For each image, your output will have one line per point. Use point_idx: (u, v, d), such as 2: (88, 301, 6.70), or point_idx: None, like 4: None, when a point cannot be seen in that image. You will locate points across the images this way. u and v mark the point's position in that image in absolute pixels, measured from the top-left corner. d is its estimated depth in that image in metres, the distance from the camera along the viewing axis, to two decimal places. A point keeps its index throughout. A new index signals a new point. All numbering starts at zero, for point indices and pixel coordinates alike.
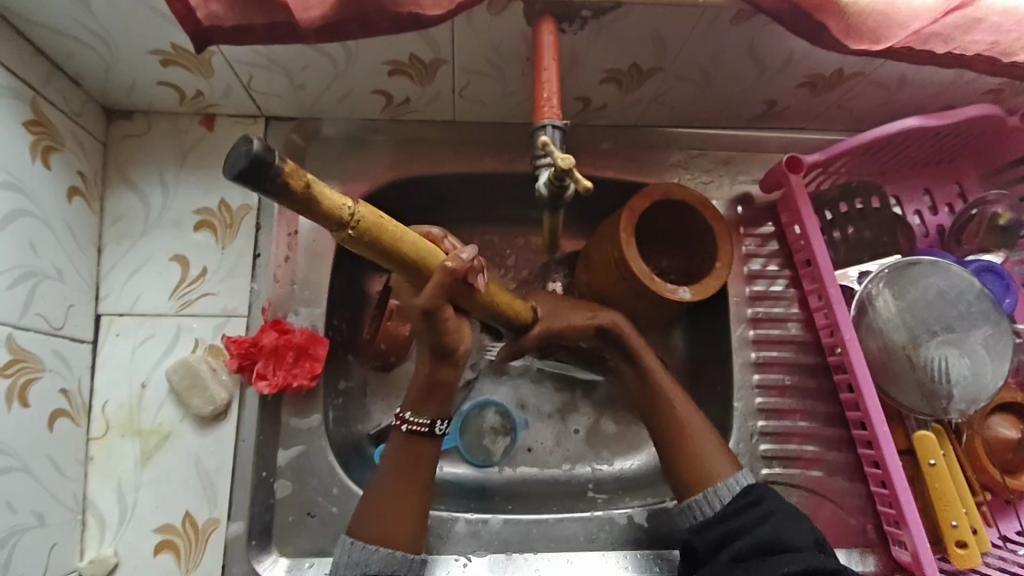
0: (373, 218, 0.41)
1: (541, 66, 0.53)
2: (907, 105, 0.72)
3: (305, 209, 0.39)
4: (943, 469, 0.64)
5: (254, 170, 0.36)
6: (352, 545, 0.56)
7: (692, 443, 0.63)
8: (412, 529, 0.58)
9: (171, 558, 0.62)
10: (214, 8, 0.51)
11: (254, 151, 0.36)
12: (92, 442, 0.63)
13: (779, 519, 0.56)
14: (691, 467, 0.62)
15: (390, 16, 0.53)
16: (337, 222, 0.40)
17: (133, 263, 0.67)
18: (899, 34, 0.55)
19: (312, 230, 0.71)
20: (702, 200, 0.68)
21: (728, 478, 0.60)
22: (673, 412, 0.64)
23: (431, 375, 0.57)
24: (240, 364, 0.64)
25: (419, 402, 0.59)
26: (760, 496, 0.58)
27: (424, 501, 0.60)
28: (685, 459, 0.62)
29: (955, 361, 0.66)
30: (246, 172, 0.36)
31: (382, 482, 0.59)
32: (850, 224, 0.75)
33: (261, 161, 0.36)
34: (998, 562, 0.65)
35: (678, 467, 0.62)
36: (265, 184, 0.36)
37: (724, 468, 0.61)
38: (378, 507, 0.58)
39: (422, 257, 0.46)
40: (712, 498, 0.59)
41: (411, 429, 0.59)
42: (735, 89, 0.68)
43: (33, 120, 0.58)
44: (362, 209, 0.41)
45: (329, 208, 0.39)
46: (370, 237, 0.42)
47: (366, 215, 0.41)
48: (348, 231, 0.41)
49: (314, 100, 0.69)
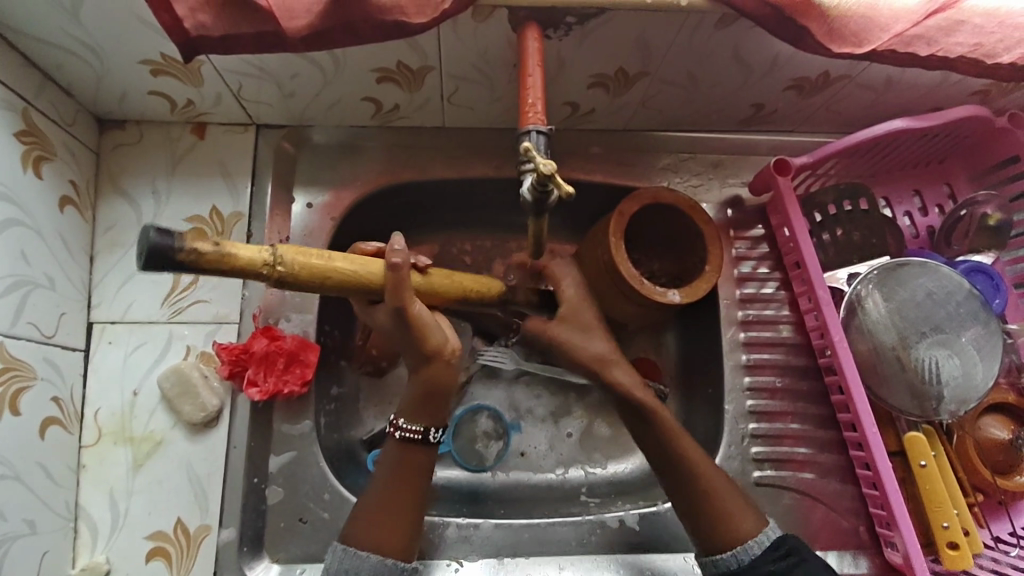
0: (292, 254, 0.46)
1: (525, 72, 0.53)
2: (894, 107, 0.72)
3: (223, 270, 0.44)
4: (933, 470, 0.64)
5: (153, 255, 0.41)
6: (343, 552, 0.55)
7: (719, 493, 0.61)
8: (405, 539, 0.57)
9: (163, 564, 0.62)
10: (201, 18, 0.51)
11: (147, 243, 0.41)
12: (84, 449, 0.64)
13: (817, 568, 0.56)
14: (729, 520, 0.59)
15: (375, 24, 0.53)
16: (257, 270, 0.45)
17: (125, 270, 0.67)
18: (882, 36, 0.55)
19: (302, 235, 0.71)
20: (690, 202, 0.69)
21: (758, 531, 0.59)
22: (683, 453, 0.62)
23: (424, 383, 0.59)
24: (231, 370, 0.65)
25: (413, 409, 0.60)
26: (791, 544, 0.58)
27: (417, 512, 0.59)
28: (723, 511, 0.60)
29: (945, 362, 0.67)
30: (154, 257, 0.42)
31: (372, 496, 0.58)
32: (840, 226, 0.74)
33: (155, 242, 0.41)
34: (990, 564, 0.65)
35: (713, 516, 0.60)
36: (172, 257, 0.42)
37: (755, 522, 0.59)
38: (369, 515, 0.57)
39: (362, 274, 0.50)
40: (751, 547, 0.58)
41: (403, 436, 0.60)
42: (722, 92, 0.68)
43: (24, 130, 0.58)
44: (276, 249, 0.46)
45: (239, 263, 0.44)
46: (292, 270, 0.46)
47: (284, 255, 0.46)
48: (276, 271, 0.46)
49: (304, 107, 0.69)
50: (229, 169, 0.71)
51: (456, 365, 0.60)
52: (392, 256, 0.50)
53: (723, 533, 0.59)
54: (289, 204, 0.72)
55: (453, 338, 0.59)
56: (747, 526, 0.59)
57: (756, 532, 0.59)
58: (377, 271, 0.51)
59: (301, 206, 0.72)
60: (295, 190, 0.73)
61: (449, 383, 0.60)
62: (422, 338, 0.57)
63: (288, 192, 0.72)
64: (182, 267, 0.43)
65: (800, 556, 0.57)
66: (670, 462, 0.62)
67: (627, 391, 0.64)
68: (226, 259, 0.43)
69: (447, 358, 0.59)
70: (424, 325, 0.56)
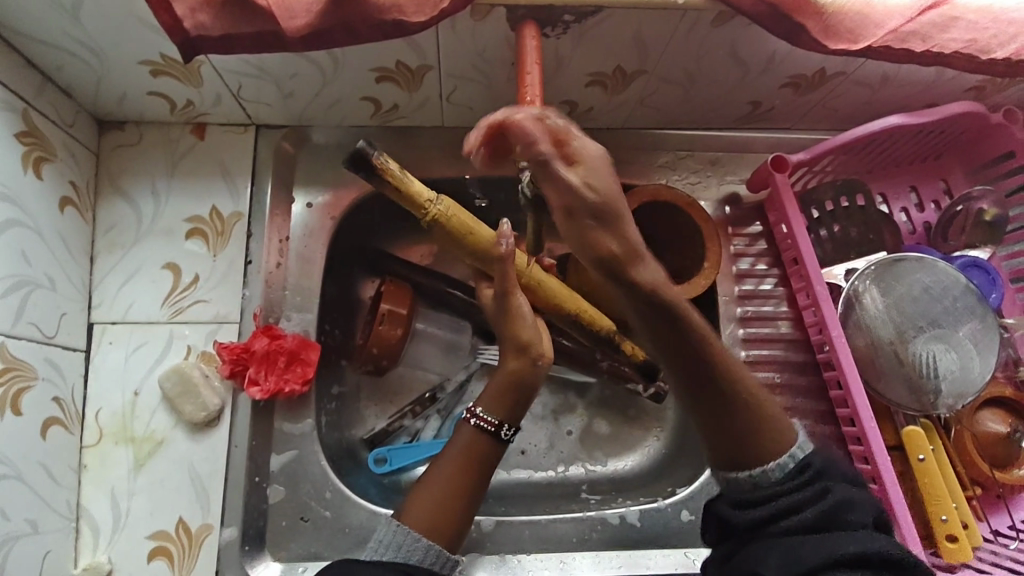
0: (451, 207, 0.55)
1: (523, 71, 0.54)
2: (889, 104, 0.73)
3: (401, 194, 0.52)
4: (932, 464, 0.64)
5: (357, 160, 0.51)
6: (396, 527, 0.56)
7: (760, 407, 0.55)
8: (454, 524, 0.58)
9: (165, 564, 0.62)
10: (201, 18, 0.51)
11: (356, 149, 0.51)
12: (86, 449, 0.64)
13: (844, 491, 0.51)
14: (765, 435, 0.55)
15: (373, 25, 0.53)
16: (422, 205, 0.53)
17: (126, 271, 0.68)
18: (877, 33, 0.56)
19: (302, 236, 0.72)
20: (687, 199, 0.69)
21: (793, 445, 0.55)
22: (718, 356, 0.53)
23: (509, 375, 0.62)
24: (232, 370, 0.65)
25: (494, 399, 0.62)
26: (817, 470, 0.53)
27: (469, 505, 0.60)
28: (761, 427, 0.55)
29: (943, 356, 0.67)
30: (354, 158, 0.51)
31: (439, 477, 0.60)
32: (836, 222, 0.75)
33: (360, 148, 0.51)
34: (991, 556, 0.65)
35: (741, 425, 0.55)
36: (368, 161, 0.51)
37: (789, 434, 0.55)
38: (426, 497, 0.58)
39: (482, 243, 0.57)
40: (783, 462, 0.54)
41: (478, 424, 0.61)
42: (720, 90, 0.69)
43: (25, 131, 0.58)
44: (440, 199, 0.55)
45: (414, 190, 0.53)
46: (446, 215, 0.54)
47: (444, 204, 0.55)
48: (433, 213, 0.54)
49: (304, 108, 0.70)
50: (228, 169, 0.71)
51: (539, 369, 0.63)
52: (502, 237, 0.56)
53: (754, 447, 0.54)
54: (289, 203, 0.73)
55: (545, 343, 0.62)
56: (782, 441, 0.55)
57: (788, 450, 0.55)
58: (489, 237, 0.58)
59: (300, 206, 0.73)
60: (294, 190, 0.73)
61: (532, 380, 0.62)
62: (515, 330, 0.61)
63: (288, 192, 0.73)
64: (373, 179, 0.52)
65: (826, 482, 0.52)
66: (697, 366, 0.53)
67: (654, 287, 0.48)
68: (406, 185, 0.52)
69: (532, 355, 0.62)
70: (518, 317, 0.61)
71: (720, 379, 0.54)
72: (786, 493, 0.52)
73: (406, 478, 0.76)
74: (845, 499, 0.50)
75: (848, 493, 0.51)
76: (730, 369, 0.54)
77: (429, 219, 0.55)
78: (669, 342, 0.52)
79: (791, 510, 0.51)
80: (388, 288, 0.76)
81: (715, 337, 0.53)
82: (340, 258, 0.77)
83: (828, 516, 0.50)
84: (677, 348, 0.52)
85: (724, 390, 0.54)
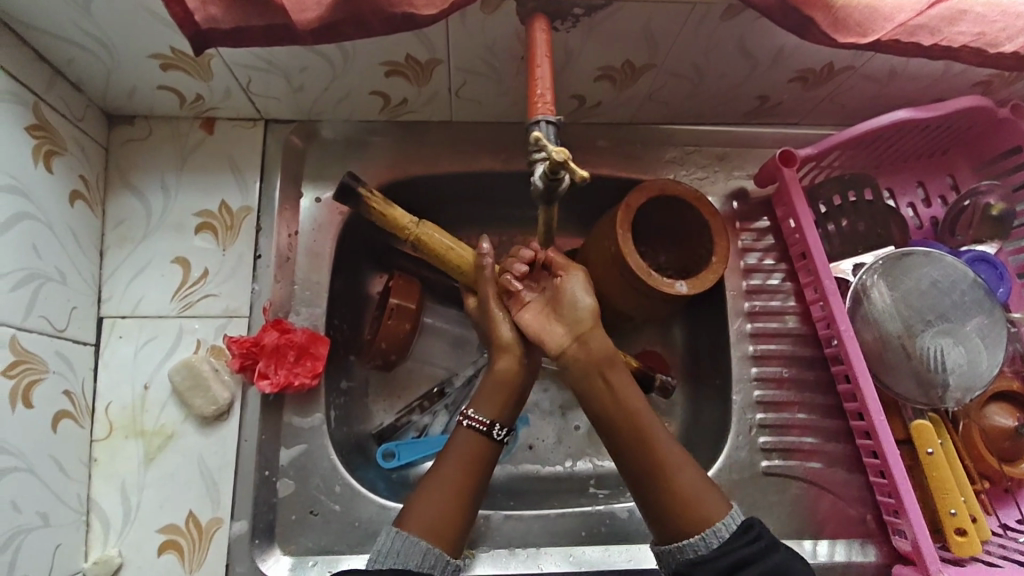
0: (427, 228, 0.66)
1: (534, 64, 0.53)
2: (896, 98, 0.73)
3: (383, 218, 0.66)
4: (941, 458, 0.64)
5: (346, 190, 0.66)
6: (396, 533, 0.56)
7: (685, 485, 0.57)
8: (454, 531, 0.58)
9: (174, 557, 0.62)
10: (212, 11, 0.51)
11: (343, 183, 0.66)
12: (96, 443, 0.64)
13: (786, 556, 0.52)
14: (692, 506, 0.56)
15: (384, 17, 0.53)
16: (403, 226, 0.65)
17: (135, 265, 0.68)
18: (885, 26, 0.56)
19: (311, 230, 0.72)
20: (695, 195, 0.69)
21: (722, 518, 0.56)
22: (643, 427, 0.60)
23: (497, 373, 0.65)
24: (241, 364, 0.65)
25: (484, 398, 0.64)
26: (757, 529, 0.54)
27: (472, 506, 0.60)
28: (677, 498, 0.57)
29: (951, 350, 0.67)
30: (343, 190, 0.66)
31: (445, 478, 0.60)
32: (845, 217, 0.75)
33: (348, 180, 0.66)
34: (999, 549, 0.65)
35: (658, 500, 0.58)
36: (354, 190, 0.66)
37: (717, 507, 0.56)
38: (426, 500, 0.58)
39: (457, 259, 0.66)
40: (710, 537, 0.55)
41: (471, 425, 0.63)
42: (728, 84, 0.69)
43: (35, 124, 0.58)
44: (421, 222, 0.66)
45: (394, 214, 0.65)
46: (421, 233, 0.65)
47: (422, 226, 0.66)
48: (411, 233, 0.65)
49: (313, 102, 0.70)
50: (237, 164, 0.71)
51: (526, 367, 0.65)
52: (483, 252, 0.64)
53: (671, 521, 0.57)
54: (298, 199, 0.73)
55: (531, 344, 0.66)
56: (711, 510, 0.56)
57: (722, 519, 0.56)
58: (468, 257, 0.66)
59: (309, 201, 0.73)
60: (303, 185, 0.73)
61: (517, 377, 0.65)
62: (494, 330, 0.65)
63: (297, 187, 0.73)
64: (361, 204, 0.66)
65: (769, 541, 0.53)
66: (620, 435, 0.61)
67: (600, 356, 0.62)
68: (386, 209, 0.65)
69: (516, 352, 0.65)
70: (494, 319, 0.65)
71: (641, 450, 0.60)
72: (730, 550, 0.53)
73: (414, 473, 0.76)
74: (783, 565, 0.51)
75: (789, 561, 0.51)
76: (657, 445, 0.59)
77: (410, 239, 0.66)
78: (602, 412, 0.62)
79: (741, 566, 0.51)
80: (397, 284, 0.76)
81: (636, 411, 0.61)
82: (348, 253, 0.77)
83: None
84: (602, 420, 0.62)
85: (641, 462, 0.59)
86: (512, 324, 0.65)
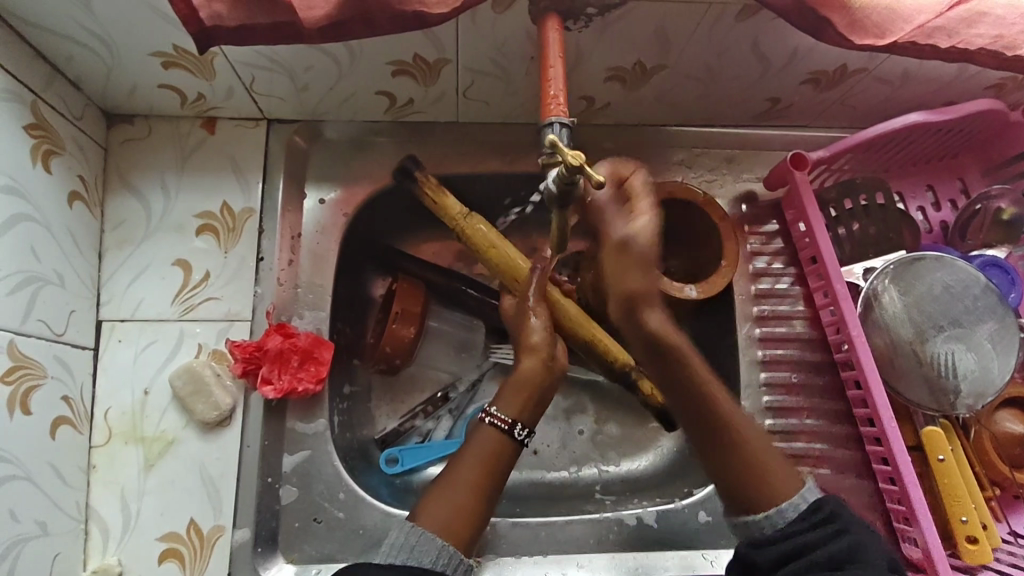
0: (476, 222, 0.68)
1: (547, 64, 0.52)
2: (907, 101, 0.73)
3: (437, 211, 0.68)
4: (952, 465, 0.63)
5: (407, 174, 0.68)
6: (409, 528, 0.55)
7: (763, 456, 0.56)
8: (467, 534, 0.57)
9: (176, 566, 0.61)
10: (217, 8, 0.50)
11: (404, 163, 0.68)
12: (95, 449, 0.62)
13: (857, 536, 0.49)
14: (767, 479, 0.55)
15: (394, 15, 0.52)
16: (454, 217, 0.68)
17: (134, 267, 0.66)
18: (904, 28, 0.55)
19: (314, 232, 0.71)
20: (708, 198, 0.69)
21: (794, 495, 0.54)
22: (719, 411, 0.56)
23: (520, 377, 0.63)
24: (245, 369, 0.64)
25: (505, 398, 0.63)
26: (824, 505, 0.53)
27: (483, 512, 0.59)
28: (755, 465, 0.55)
29: (961, 356, 0.67)
30: (406, 171, 0.68)
31: (456, 481, 0.58)
32: (856, 220, 0.73)
33: (409, 163, 0.68)
34: (1009, 557, 0.64)
35: (740, 463, 0.56)
36: (412, 170, 0.68)
37: (791, 482, 0.55)
38: (443, 498, 0.57)
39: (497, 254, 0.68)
40: (782, 512, 0.53)
41: (493, 423, 0.61)
42: (740, 86, 0.68)
43: (34, 123, 0.57)
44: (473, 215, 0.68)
45: (447, 205, 0.67)
46: (468, 227, 0.68)
47: (472, 220, 0.68)
48: (460, 224, 0.68)
49: (319, 101, 0.68)
50: (239, 164, 0.70)
51: (552, 372, 0.64)
52: (536, 265, 0.67)
53: (753, 492, 0.55)
54: (300, 200, 0.72)
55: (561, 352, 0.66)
56: (784, 488, 0.55)
57: (796, 494, 0.54)
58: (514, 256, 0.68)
59: (312, 202, 0.72)
60: (306, 186, 0.72)
61: (542, 382, 0.63)
62: (528, 331, 0.65)
63: (299, 188, 0.72)
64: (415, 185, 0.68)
65: (838, 522, 0.51)
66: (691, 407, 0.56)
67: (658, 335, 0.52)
68: (440, 200, 0.67)
69: (544, 355, 0.64)
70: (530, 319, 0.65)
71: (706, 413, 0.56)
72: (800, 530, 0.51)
73: (418, 479, 0.74)
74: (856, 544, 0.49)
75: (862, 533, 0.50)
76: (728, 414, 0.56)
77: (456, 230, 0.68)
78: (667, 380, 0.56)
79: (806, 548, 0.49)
80: (401, 288, 0.76)
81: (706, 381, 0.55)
82: (352, 256, 0.76)
83: (845, 554, 0.48)
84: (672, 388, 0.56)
85: (713, 433, 0.56)
86: (541, 330, 0.64)
